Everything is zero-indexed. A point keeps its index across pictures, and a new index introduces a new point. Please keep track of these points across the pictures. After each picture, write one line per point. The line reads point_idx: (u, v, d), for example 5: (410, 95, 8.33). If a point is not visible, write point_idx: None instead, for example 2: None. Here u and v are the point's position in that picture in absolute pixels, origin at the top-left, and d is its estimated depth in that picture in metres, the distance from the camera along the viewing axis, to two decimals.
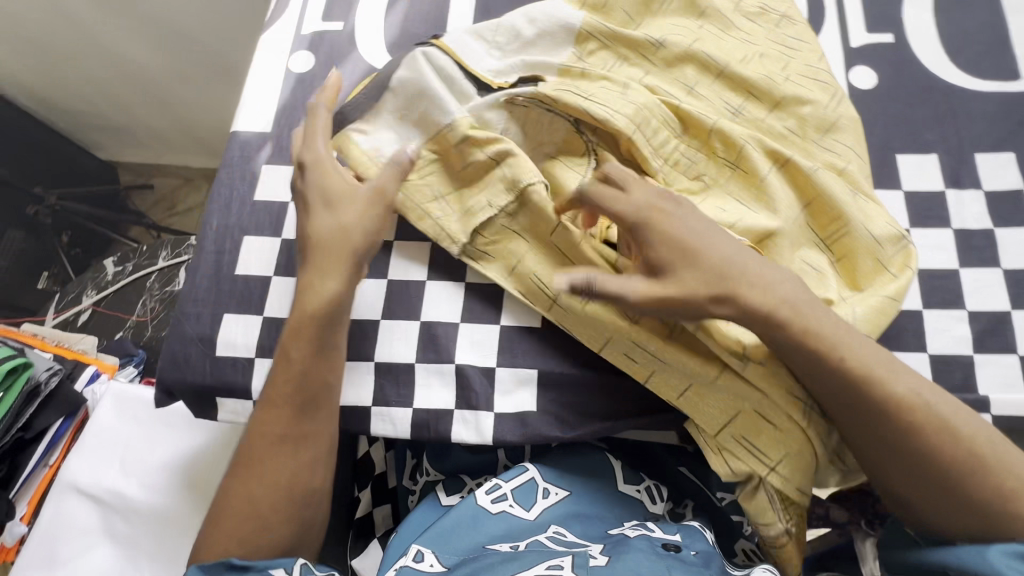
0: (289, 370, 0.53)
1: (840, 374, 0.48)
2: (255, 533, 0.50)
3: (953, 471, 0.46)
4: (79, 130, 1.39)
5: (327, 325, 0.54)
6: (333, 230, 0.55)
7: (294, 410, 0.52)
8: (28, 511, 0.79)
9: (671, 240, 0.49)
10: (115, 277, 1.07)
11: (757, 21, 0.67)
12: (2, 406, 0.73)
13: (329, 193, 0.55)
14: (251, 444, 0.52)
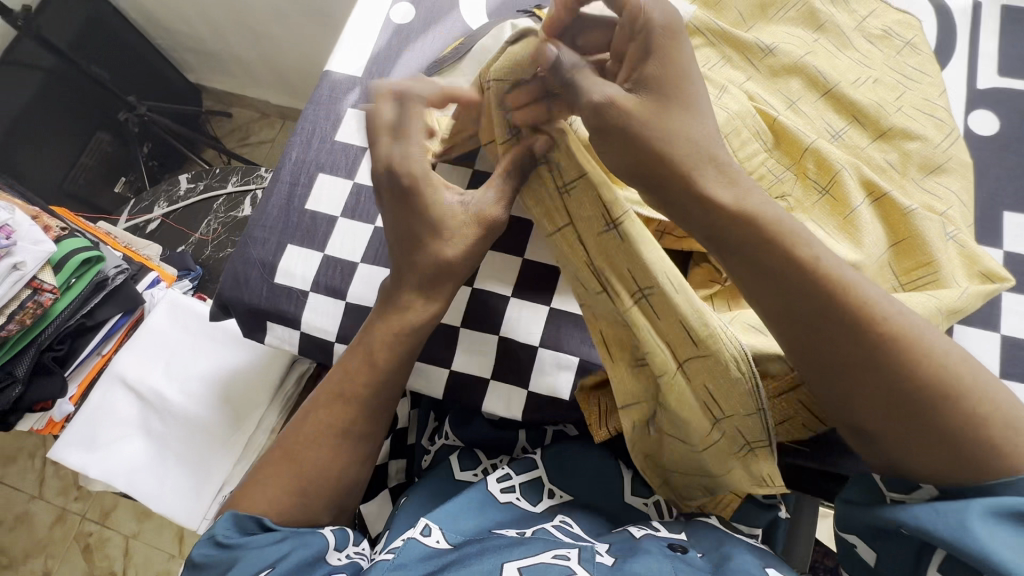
0: (368, 373, 0.54)
1: (805, 273, 0.40)
2: (290, 510, 0.51)
3: (926, 399, 0.39)
4: (174, 49, 1.45)
5: (418, 342, 0.54)
6: (439, 263, 0.52)
7: (366, 412, 0.54)
8: (77, 393, 0.84)
9: (660, 81, 0.43)
10: (186, 193, 1.12)
11: (877, 44, 0.62)
12: (72, 292, 0.78)
13: (437, 221, 0.52)
14: (303, 428, 0.54)
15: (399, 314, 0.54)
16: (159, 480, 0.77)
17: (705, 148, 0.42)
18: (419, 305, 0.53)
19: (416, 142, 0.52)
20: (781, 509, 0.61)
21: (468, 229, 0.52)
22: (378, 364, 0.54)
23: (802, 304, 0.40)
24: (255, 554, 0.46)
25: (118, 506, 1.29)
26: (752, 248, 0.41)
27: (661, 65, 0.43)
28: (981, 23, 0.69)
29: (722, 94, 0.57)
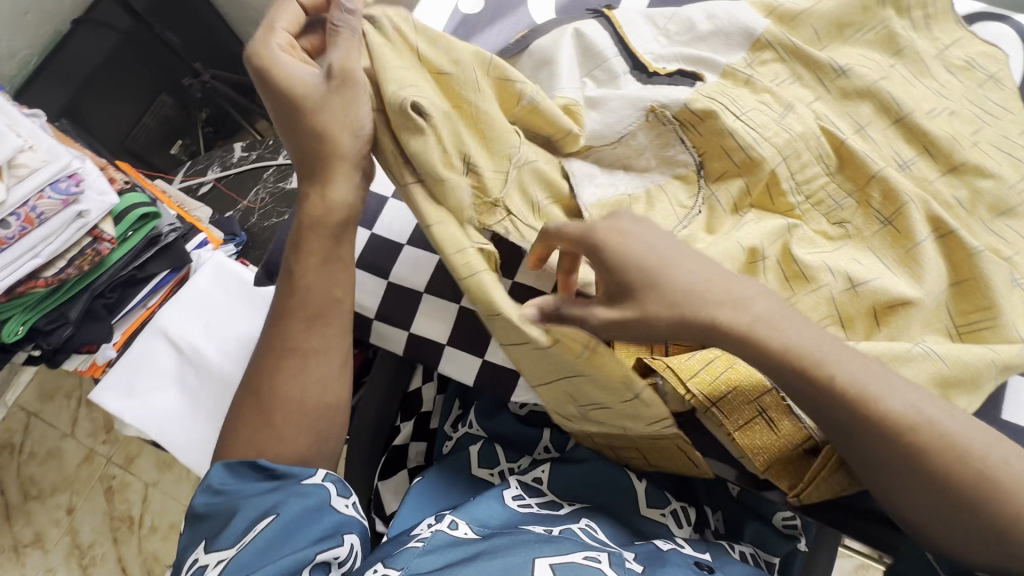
0: (298, 295, 0.55)
1: (844, 399, 0.40)
2: (269, 442, 0.52)
3: (974, 501, 0.39)
4: None
5: (337, 231, 0.55)
6: (322, 139, 0.51)
7: (309, 329, 0.55)
8: (120, 340, 0.87)
9: (629, 260, 0.42)
10: (239, 161, 1.16)
11: (958, 75, 0.60)
12: (128, 244, 0.82)
13: (301, 100, 0.51)
14: (271, 359, 0.55)
15: (309, 203, 0.54)
16: (188, 432, 0.80)
17: (712, 305, 0.41)
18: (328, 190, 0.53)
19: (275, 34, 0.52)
20: (802, 541, 0.61)
21: (331, 89, 0.50)
22: (303, 275, 0.55)
23: (828, 417, 0.41)
24: (254, 501, 0.48)
25: (142, 453, 1.35)
26: (773, 367, 0.41)
27: (625, 260, 0.42)
28: None
29: (785, 114, 0.56)
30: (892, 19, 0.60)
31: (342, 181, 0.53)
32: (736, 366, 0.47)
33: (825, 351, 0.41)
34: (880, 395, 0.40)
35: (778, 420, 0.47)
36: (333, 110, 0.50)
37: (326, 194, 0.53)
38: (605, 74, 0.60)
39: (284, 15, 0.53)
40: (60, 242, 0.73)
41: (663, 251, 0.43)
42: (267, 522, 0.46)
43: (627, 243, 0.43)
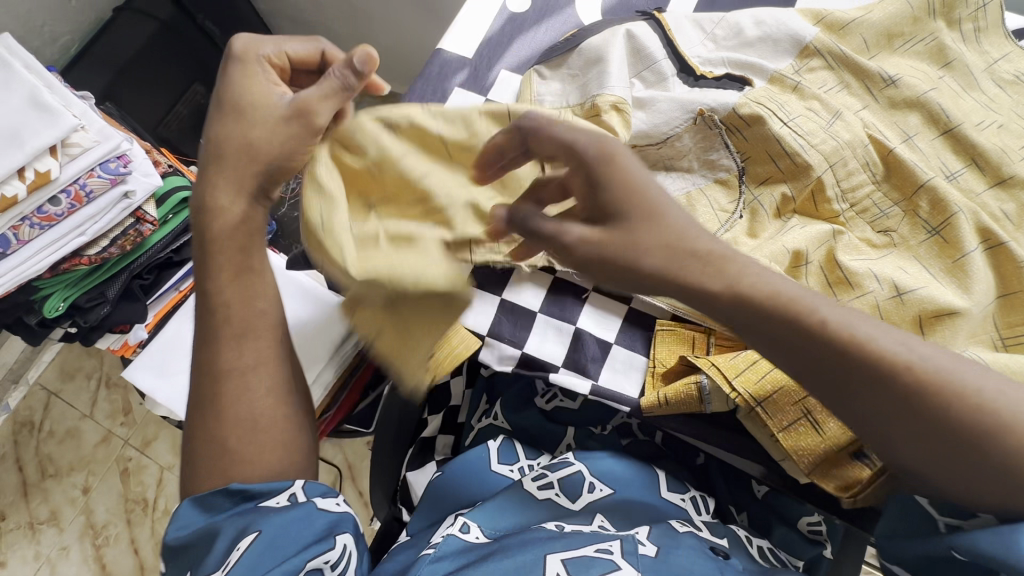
0: (222, 313, 0.52)
1: (823, 333, 0.40)
2: (235, 467, 0.50)
3: (977, 439, 0.38)
4: (274, 13, 1.53)
5: (250, 240, 0.53)
6: (240, 142, 0.51)
7: (240, 346, 0.52)
8: (152, 321, 0.88)
9: (628, 186, 0.43)
10: None
11: (1006, 89, 0.60)
12: (167, 227, 0.83)
13: (245, 106, 0.52)
14: (206, 390, 0.52)
15: (203, 216, 0.52)
16: None
17: (681, 240, 0.42)
18: (225, 205, 0.52)
19: (269, 47, 0.54)
20: (829, 548, 0.59)
21: (286, 115, 0.50)
22: (229, 293, 0.53)
23: (820, 366, 0.40)
24: (235, 522, 0.47)
25: (159, 437, 1.36)
26: (760, 308, 0.41)
27: (617, 181, 0.43)
28: None
29: (831, 121, 0.57)
30: (942, 32, 0.60)
31: (234, 189, 0.52)
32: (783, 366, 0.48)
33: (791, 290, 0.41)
34: (842, 325, 0.40)
35: (822, 422, 0.47)
36: (264, 133, 0.51)
37: (219, 203, 0.52)
38: (653, 76, 0.60)
39: (296, 45, 0.54)
40: (105, 221, 0.74)
41: (656, 189, 0.44)
42: (249, 541, 0.45)
43: (613, 179, 0.43)
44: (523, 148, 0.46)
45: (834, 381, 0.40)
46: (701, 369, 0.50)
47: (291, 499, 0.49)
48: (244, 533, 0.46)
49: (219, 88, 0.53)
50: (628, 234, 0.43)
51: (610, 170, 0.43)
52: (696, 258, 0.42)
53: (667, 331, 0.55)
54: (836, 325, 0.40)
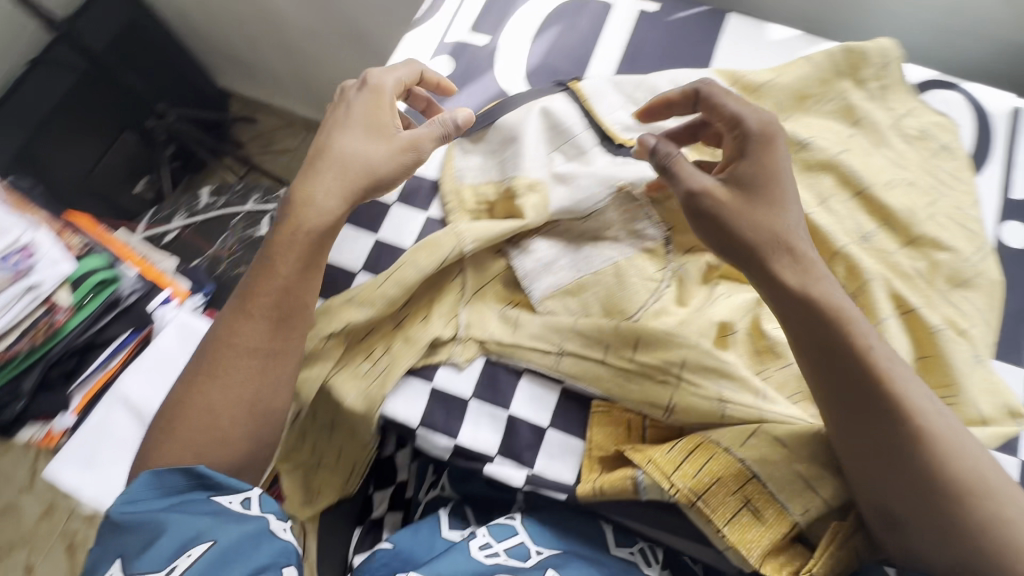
0: (269, 283, 0.53)
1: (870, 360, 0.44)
2: (213, 445, 0.51)
3: (957, 497, 0.42)
4: (206, 53, 1.47)
5: (316, 248, 0.55)
6: (355, 156, 0.56)
7: (271, 328, 0.53)
8: (79, 405, 0.82)
9: (766, 169, 0.50)
10: (206, 208, 1.13)
11: (913, 145, 0.62)
12: (85, 310, 0.79)
13: (371, 125, 0.58)
14: (222, 350, 0.53)
15: (297, 210, 0.55)
16: None
17: (786, 237, 0.48)
18: (319, 199, 0.55)
19: (399, 70, 0.61)
20: None
21: (402, 145, 0.57)
22: (281, 271, 0.54)
23: (858, 387, 0.44)
24: (180, 527, 0.45)
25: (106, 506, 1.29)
26: (817, 322, 0.46)
27: (757, 162, 0.50)
28: (1019, 133, 0.63)
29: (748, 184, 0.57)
30: (849, 91, 0.62)
31: (341, 190, 0.55)
32: (717, 457, 0.48)
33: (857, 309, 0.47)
34: (886, 350, 0.45)
35: (764, 508, 0.47)
36: (377, 154, 0.56)
37: (321, 203, 0.55)
38: (573, 150, 0.60)
39: (406, 72, 0.61)
40: (10, 314, 0.74)
41: (790, 186, 0.50)
42: (202, 550, 0.44)
43: (768, 159, 0.50)
44: (695, 102, 0.55)
45: (868, 395, 0.44)
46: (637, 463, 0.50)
47: (245, 503, 0.48)
48: (193, 540, 0.44)
49: (347, 103, 0.59)
50: (740, 211, 0.49)
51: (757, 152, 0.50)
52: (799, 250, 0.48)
53: (603, 414, 0.54)
54: (880, 357, 0.45)
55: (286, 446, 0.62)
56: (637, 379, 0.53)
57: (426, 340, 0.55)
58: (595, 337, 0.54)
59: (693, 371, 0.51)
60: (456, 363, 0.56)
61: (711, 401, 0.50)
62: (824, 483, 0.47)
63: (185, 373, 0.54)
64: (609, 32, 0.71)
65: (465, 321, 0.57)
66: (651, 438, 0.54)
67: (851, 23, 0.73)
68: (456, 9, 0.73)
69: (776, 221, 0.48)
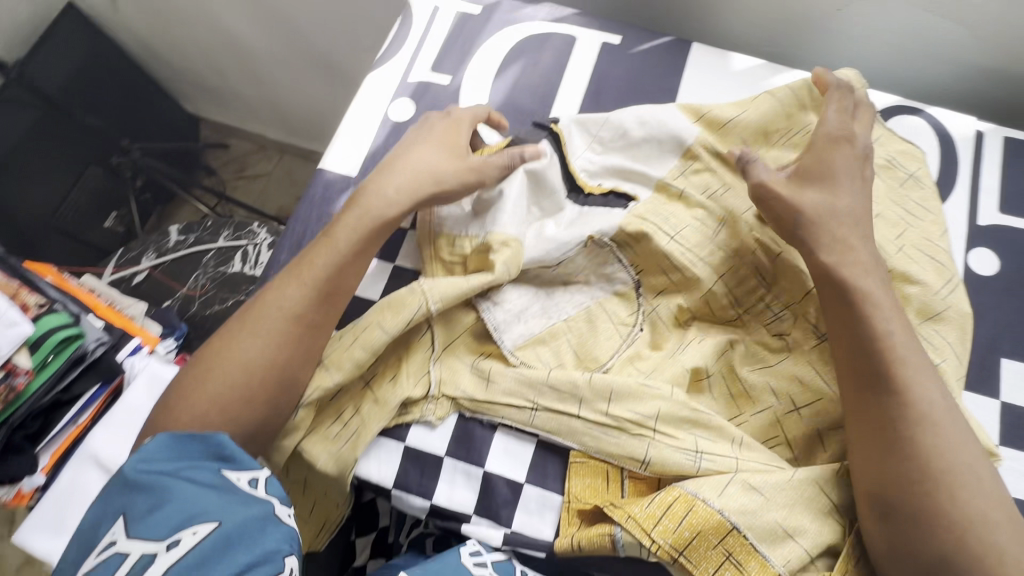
0: (327, 260, 0.54)
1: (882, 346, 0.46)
2: (237, 404, 0.50)
3: (950, 484, 0.42)
4: (173, 81, 1.44)
5: (369, 237, 0.55)
6: (428, 166, 0.57)
7: (319, 303, 0.53)
8: (49, 464, 0.79)
9: (830, 172, 0.54)
10: (176, 246, 1.11)
11: (880, 174, 0.61)
12: (49, 369, 0.76)
13: (454, 147, 0.59)
14: (267, 309, 0.53)
15: (364, 196, 0.56)
16: None
17: (829, 223, 0.51)
18: (390, 197, 0.56)
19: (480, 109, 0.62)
20: None
21: (473, 165, 0.57)
22: (339, 245, 0.55)
23: (869, 364, 0.46)
24: (186, 499, 0.42)
25: None
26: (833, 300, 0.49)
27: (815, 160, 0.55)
28: (983, 158, 0.63)
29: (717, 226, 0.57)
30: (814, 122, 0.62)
31: (408, 193, 0.56)
32: (696, 510, 0.46)
33: (885, 296, 0.49)
34: (905, 334, 0.47)
35: (745, 561, 0.45)
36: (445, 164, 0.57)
37: (384, 198, 0.56)
38: (545, 202, 0.59)
39: (476, 110, 0.62)
40: None
41: (850, 181, 0.54)
42: (208, 529, 0.41)
43: (830, 156, 0.55)
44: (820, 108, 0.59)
45: (881, 373, 0.46)
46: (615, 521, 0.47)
47: (251, 484, 0.45)
48: (200, 517, 0.41)
49: (433, 122, 0.61)
50: (798, 195, 0.53)
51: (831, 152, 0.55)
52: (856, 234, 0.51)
53: (581, 463, 0.53)
54: (901, 344, 0.46)
55: None
56: (614, 433, 0.52)
57: (395, 402, 0.54)
58: (569, 391, 0.53)
59: (667, 423, 0.51)
60: (429, 420, 0.55)
61: (687, 454, 0.50)
62: (806, 534, 0.45)
63: (224, 328, 0.54)
64: (572, 68, 0.70)
65: (437, 379, 0.56)
66: (629, 490, 0.52)
67: (815, 47, 0.73)
68: (416, 49, 0.73)
69: (823, 212, 0.52)
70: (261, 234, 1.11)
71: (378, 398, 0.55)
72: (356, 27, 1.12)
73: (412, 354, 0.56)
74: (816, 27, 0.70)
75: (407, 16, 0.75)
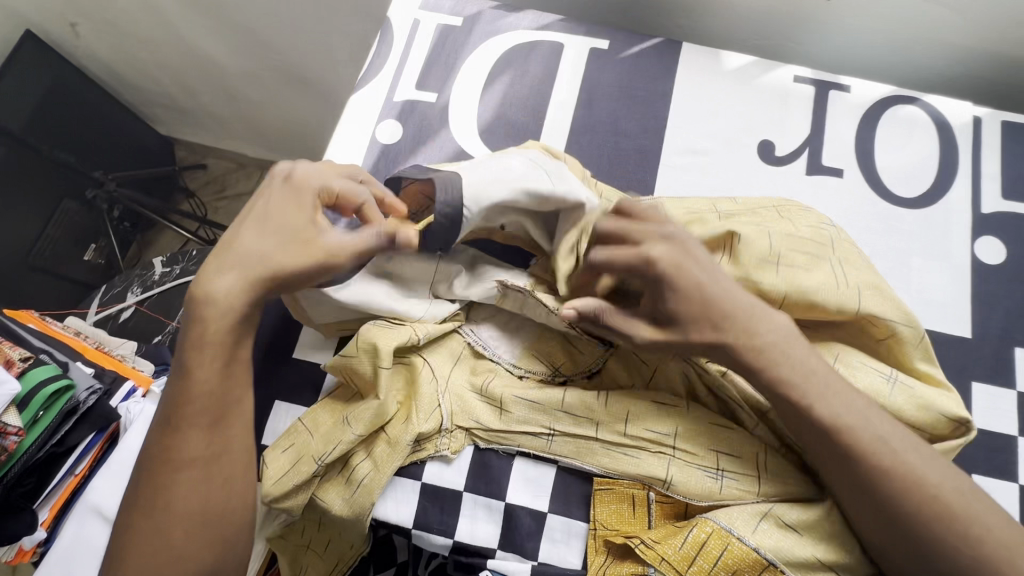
0: (192, 390, 0.45)
1: (826, 427, 0.43)
2: (170, 562, 0.44)
3: (927, 519, 0.41)
4: (142, 104, 1.40)
5: (238, 342, 0.46)
6: (256, 253, 0.45)
7: (203, 432, 0.45)
8: (50, 517, 0.77)
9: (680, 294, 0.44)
10: (161, 278, 1.07)
11: None
12: (41, 425, 0.72)
13: (286, 225, 0.46)
14: (154, 466, 0.44)
15: (201, 317, 0.45)
16: None
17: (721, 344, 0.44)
18: (216, 291, 0.44)
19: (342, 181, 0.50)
20: None
21: (317, 251, 0.46)
22: (201, 373, 0.45)
23: (814, 442, 0.44)
24: None
25: None
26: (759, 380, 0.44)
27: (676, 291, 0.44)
28: (982, 143, 0.63)
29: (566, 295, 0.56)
30: None
31: (245, 289, 0.45)
32: (731, 548, 0.45)
33: (797, 356, 0.44)
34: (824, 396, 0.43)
35: None
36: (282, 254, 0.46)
37: (232, 302, 0.45)
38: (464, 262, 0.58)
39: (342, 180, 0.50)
40: None
41: (722, 296, 0.44)
42: None
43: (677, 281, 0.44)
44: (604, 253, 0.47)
45: (829, 447, 0.43)
46: (649, 563, 0.46)
47: None
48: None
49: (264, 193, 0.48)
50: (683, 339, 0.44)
51: (675, 284, 0.44)
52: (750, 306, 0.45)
53: (607, 489, 0.52)
54: (825, 411, 0.43)
55: (289, 558, 0.58)
56: (632, 453, 0.51)
57: (408, 440, 0.52)
58: (584, 415, 0.52)
59: (687, 440, 0.50)
60: (444, 454, 0.54)
61: (709, 473, 0.49)
62: (841, 567, 0.45)
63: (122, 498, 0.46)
64: (561, 76, 0.68)
65: (448, 411, 0.54)
66: (657, 516, 0.51)
67: (805, 37, 0.71)
68: (399, 66, 0.70)
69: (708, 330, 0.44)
70: None
71: (390, 435, 0.53)
72: (330, 39, 1.08)
73: (418, 388, 0.54)
74: (805, 18, 0.69)
75: (386, 33, 0.72)
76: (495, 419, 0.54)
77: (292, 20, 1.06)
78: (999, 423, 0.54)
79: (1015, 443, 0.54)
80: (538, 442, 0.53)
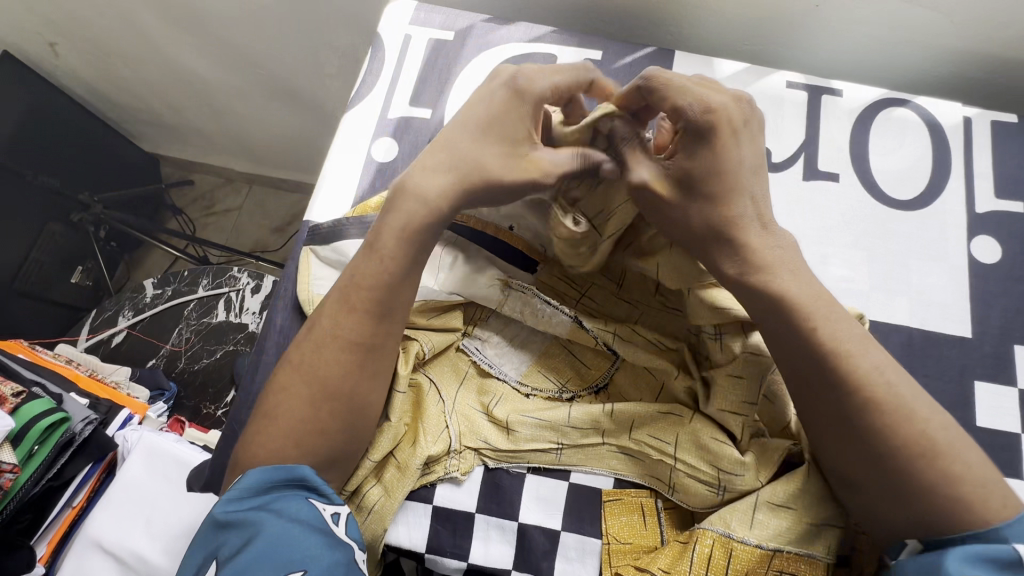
0: (373, 272, 0.47)
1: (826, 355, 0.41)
2: (311, 436, 0.45)
3: (906, 457, 0.39)
4: (127, 121, 1.38)
5: (420, 242, 0.47)
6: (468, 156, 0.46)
7: (373, 320, 0.46)
8: (47, 552, 0.75)
9: (717, 157, 0.43)
10: (153, 300, 1.05)
11: None
12: (35, 460, 0.70)
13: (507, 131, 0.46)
14: (323, 342, 0.47)
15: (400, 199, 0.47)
16: None
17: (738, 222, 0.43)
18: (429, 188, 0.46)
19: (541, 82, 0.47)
20: None
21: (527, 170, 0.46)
22: (388, 256, 0.47)
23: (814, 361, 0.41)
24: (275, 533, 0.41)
25: None
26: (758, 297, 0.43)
27: (709, 155, 0.43)
28: (974, 143, 0.63)
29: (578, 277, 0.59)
30: None
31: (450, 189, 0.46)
32: (736, 553, 0.45)
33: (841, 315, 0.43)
34: (830, 322, 0.42)
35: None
36: (492, 161, 0.46)
37: (426, 197, 0.47)
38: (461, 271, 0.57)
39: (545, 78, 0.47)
40: None
41: (747, 164, 0.44)
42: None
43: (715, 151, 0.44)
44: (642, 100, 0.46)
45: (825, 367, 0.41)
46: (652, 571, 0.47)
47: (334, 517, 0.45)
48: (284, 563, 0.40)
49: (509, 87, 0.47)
50: (686, 205, 0.44)
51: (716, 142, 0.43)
52: (754, 215, 0.44)
53: (617, 501, 0.52)
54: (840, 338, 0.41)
55: None
56: (638, 457, 0.52)
57: (418, 465, 0.51)
58: (592, 427, 0.52)
59: (687, 453, 0.50)
60: (454, 476, 0.53)
61: (709, 485, 0.49)
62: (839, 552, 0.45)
63: (289, 354, 0.49)
64: None
65: (456, 432, 0.54)
66: (668, 526, 0.51)
67: (797, 40, 0.72)
68: (392, 83, 0.69)
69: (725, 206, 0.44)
70: (243, 279, 1.04)
71: (402, 459, 0.52)
72: (317, 53, 1.07)
73: (428, 407, 0.54)
74: (794, 22, 0.69)
75: (378, 49, 0.71)
76: (504, 439, 0.54)
77: (279, 35, 1.04)
78: (1002, 421, 0.55)
79: (1018, 441, 0.54)
80: (546, 458, 0.53)
